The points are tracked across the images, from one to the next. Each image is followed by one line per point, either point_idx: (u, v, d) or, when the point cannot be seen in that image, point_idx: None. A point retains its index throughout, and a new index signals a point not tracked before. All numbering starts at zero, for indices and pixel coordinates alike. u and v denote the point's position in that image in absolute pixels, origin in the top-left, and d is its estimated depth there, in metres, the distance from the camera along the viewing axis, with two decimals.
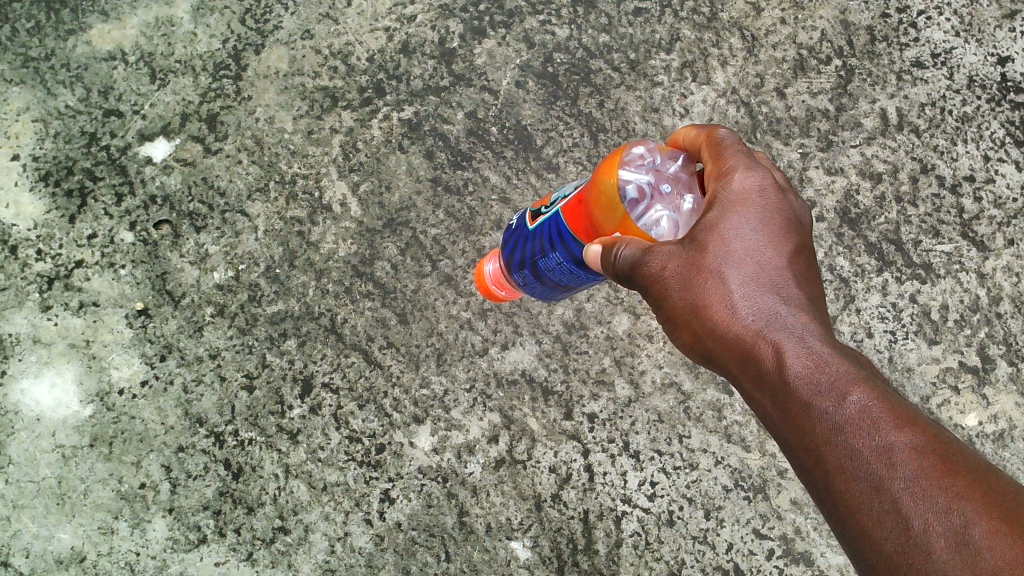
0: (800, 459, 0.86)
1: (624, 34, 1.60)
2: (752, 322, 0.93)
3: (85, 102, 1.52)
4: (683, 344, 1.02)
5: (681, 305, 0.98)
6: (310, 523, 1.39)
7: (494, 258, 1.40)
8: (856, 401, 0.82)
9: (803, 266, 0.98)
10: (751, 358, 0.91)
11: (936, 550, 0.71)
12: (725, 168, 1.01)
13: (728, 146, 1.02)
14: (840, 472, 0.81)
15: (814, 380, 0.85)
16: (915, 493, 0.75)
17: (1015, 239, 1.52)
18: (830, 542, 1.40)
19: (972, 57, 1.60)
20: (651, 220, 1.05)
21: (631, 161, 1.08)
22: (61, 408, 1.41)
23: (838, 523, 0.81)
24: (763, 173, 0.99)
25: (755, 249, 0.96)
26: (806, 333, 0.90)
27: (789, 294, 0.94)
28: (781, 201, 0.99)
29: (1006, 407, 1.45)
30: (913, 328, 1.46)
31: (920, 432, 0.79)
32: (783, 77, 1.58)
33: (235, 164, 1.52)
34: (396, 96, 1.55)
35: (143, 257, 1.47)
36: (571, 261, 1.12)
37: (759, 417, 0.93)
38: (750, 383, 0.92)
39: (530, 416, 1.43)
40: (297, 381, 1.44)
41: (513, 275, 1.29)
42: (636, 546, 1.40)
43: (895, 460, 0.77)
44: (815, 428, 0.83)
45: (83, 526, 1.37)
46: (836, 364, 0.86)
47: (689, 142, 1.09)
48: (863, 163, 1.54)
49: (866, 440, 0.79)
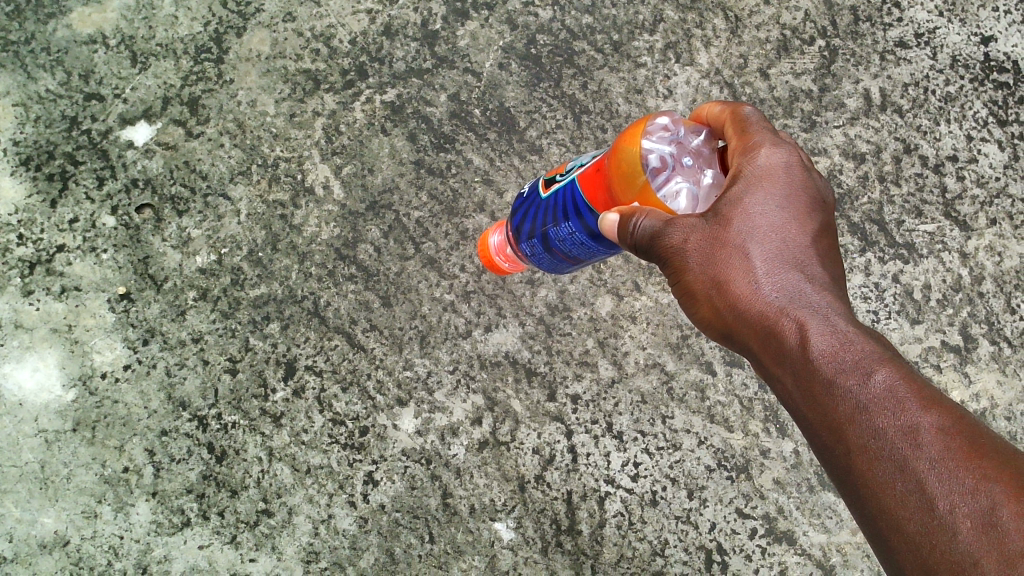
0: (820, 437, 0.86)
1: (607, 15, 1.59)
2: (776, 299, 0.93)
3: (65, 86, 1.51)
4: (699, 318, 1.02)
5: (700, 280, 0.98)
6: (294, 506, 1.39)
7: (500, 229, 1.39)
8: (880, 380, 0.83)
9: (825, 245, 0.98)
10: (772, 335, 0.91)
11: (962, 532, 0.72)
12: (751, 143, 1.01)
13: (753, 122, 1.02)
14: (862, 450, 0.81)
15: (838, 358, 0.85)
16: (940, 473, 0.75)
17: (998, 219, 1.52)
18: (812, 521, 1.41)
19: (955, 37, 1.59)
20: (671, 191, 1.04)
21: (653, 132, 1.06)
22: (44, 393, 1.40)
23: (857, 502, 0.82)
24: (789, 150, 1.00)
25: (779, 226, 0.96)
26: (829, 311, 0.90)
27: (813, 273, 0.95)
28: (806, 180, 1.00)
29: (988, 385, 1.46)
30: (895, 307, 1.46)
31: (947, 413, 0.79)
32: (767, 58, 1.58)
33: (217, 147, 1.51)
34: (378, 79, 1.55)
35: (125, 241, 1.46)
36: (584, 233, 1.11)
37: (777, 393, 0.94)
38: (769, 359, 0.92)
39: (514, 397, 1.43)
40: (280, 364, 1.44)
41: (522, 246, 1.29)
42: (619, 526, 1.40)
43: (920, 441, 0.78)
44: (836, 405, 0.84)
45: (66, 510, 1.37)
46: (861, 343, 0.86)
47: (713, 118, 1.09)
48: (846, 143, 1.54)
49: (891, 419, 0.80)
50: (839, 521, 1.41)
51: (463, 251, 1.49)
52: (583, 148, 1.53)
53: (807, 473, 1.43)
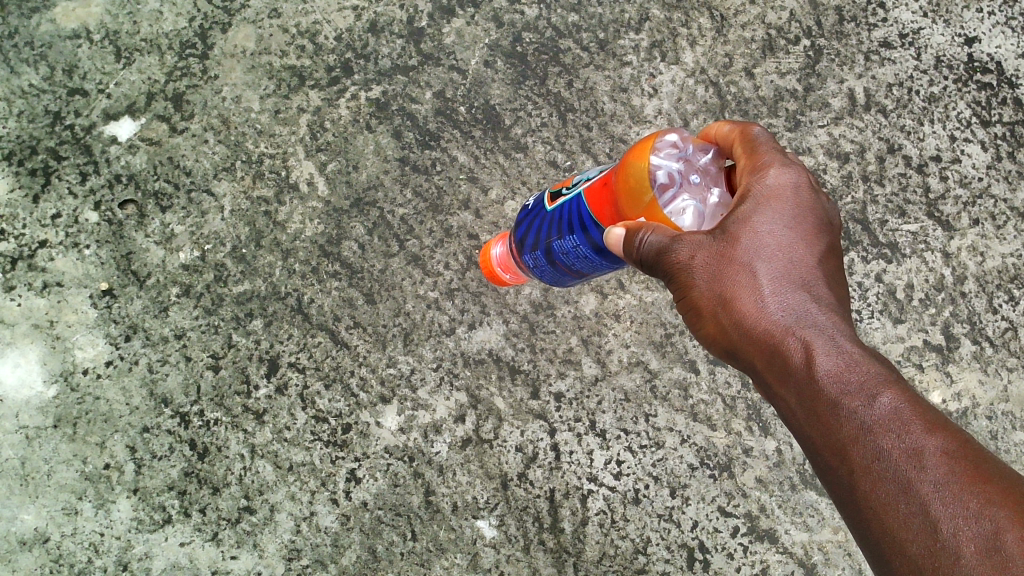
0: (823, 458, 0.86)
1: (593, 14, 1.59)
2: (781, 318, 0.93)
3: (49, 81, 1.50)
4: (703, 335, 1.02)
5: (705, 295, 0.97)
6: (276, 503, 1.39)
7: (502, 241, 1.39)
8: (886, 402, 0.82)
9: (832, 267, 0.98)
10: (778, 354, 0.91)
11: (964, 556, 0.72)
12: (761, 163, 1.00)
13: (763, 142, 1.02)
14: (866, 472, 0.81)
15: (843, 380, 0.85)
16: (945, 496, 0.75)
17: (981, 219, 1.52)
18: (794, 519, 1.41)
19: (939, 38, 1.60)
20: (677, 208, 1.02)
21: (662, 148, 1.03)
22: (24, 389, 1.39)
23: (860, 524, 0.82)
24: (798, 171, 1.00)
25: (787, 245, 0.96)
26: (835, 332, 0.90)
27: (819, 293, 0.94)
28: (814, 201, 1.00)
29: (969, 384, 1.46)
30: (878, 306, 1.47)
31: (951, 436, 0.79)
32: (752, 57, 1.58)
33: (201, 143, 1.50)
34: (363, 75, 1.54)
35: (107, 237, 1.45)
36: (589, 247, 1.11)
37: (781, 414, 0.93)
38: (774, 379, 0.92)
39: (497, 395, 1.43)
40: (263, 361, 1.43)
41: (525, 257, 1.28)
42: (601, 523, 1.40)
43: (925, 464, 0.77)
44: (842, 427, 0.84)
45: (47, 507, 1.36)
46: (866, 365, 0.86)
47: (723, 137, 1.09)
48: (831, 143, 1.54)
49: (895, 441, 0.80)
50: (821, 519, 1.41)
51: (447, 249, 1.49)
52: (569, 146, 1.53)
53: (790, 471, 1.43)
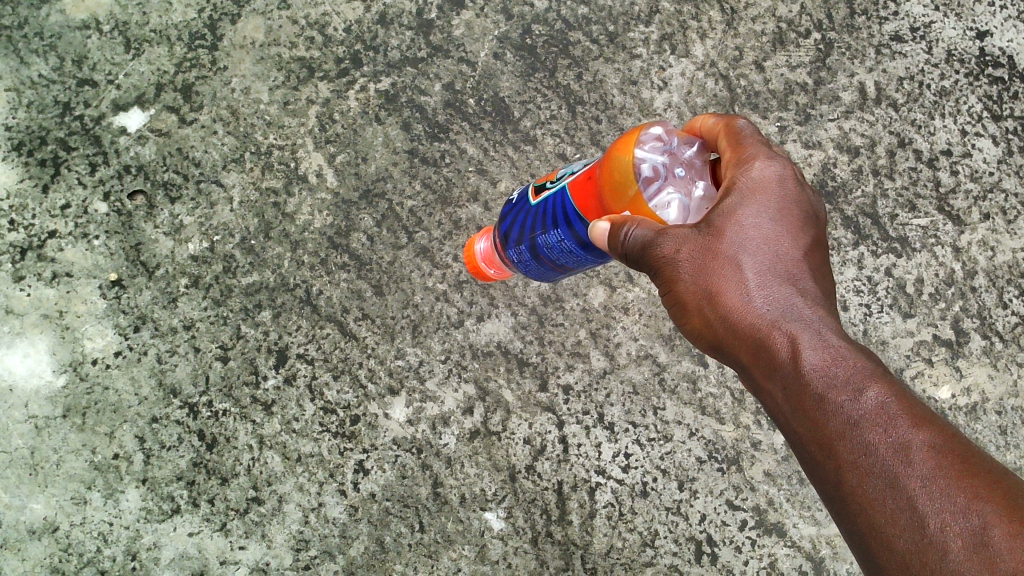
0: (809, 453, 0.86)
1: (602, 6, 1.59)
2: (767, 312, 0.92)
3: (58, 71, 1.50)
4: (690, 330, 1.02)
5: (691, 290, 0.97)
6: (284, 494, 1.39)
7: (486, 236, 1.38)
8: (872, 397, 0.82)
9: (818, 260, 0.98)
10: (764, 348, 0.91)
11: (952, 552, 0.71)
12: (745, 156, 1.00)
13: (748, 136, 1.02)
14: (853, 466, 0.80)
15: (829, 374, 0.84)
16: (932, 491, 0.74)
17: (991, 214, 1.52)
18: (802, 513, 1.41)
19: (950, 31, 1.59)
20: (662, 201, 1.02)
21: (647, 142, 1.05)
22: (34, 379, 1.40)
23: (847, 519, 0.81)
24: (783, 164, 0.99)
25: (772, 238, 0.96)
26: (821, 326, 0.90)
27: (804, 287, 0.94)
28: (799, 194, 1.00)
29: (978, 379, 1.46)
30: (887, 301, 1.47)
31: (938, 430, 0.79)
32: (762, 50, 1.57)
33: (210, 135, 1.50)
34: (373, 67, 1.54)
35: (117, 228, 1.45)
36: (574, 242, 1.10)
37: (768, 408, 0.93)
38: (760, 373, 0.92)
39: (506, 387, 1.43)
40: (271, 352, 1.43)
41: (508, 251, 1.27)
42: (609, 516, 1.40)
43: (911, 459, 0.77)
44: (827, 421, 0.83)
45: (56, 497, 1.37)
46: (853, 358, 0.86)
47: (707, 130, 1.09)
48: (840, 137, 1.54)
49: (882, 436, 0.79)
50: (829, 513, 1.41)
51: (456, 241, 1.49)
52: (578, 138, 1.53)
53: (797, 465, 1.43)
